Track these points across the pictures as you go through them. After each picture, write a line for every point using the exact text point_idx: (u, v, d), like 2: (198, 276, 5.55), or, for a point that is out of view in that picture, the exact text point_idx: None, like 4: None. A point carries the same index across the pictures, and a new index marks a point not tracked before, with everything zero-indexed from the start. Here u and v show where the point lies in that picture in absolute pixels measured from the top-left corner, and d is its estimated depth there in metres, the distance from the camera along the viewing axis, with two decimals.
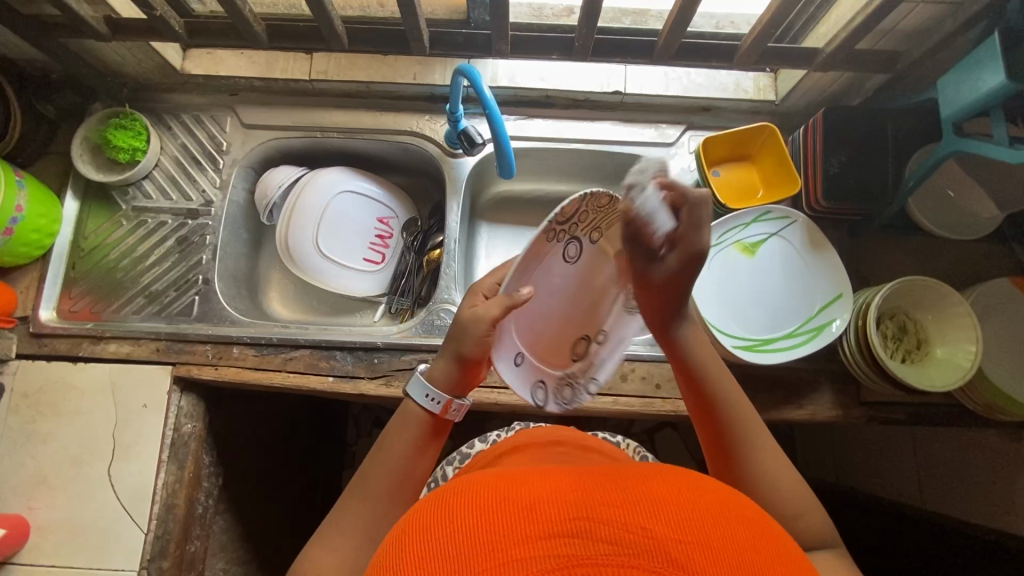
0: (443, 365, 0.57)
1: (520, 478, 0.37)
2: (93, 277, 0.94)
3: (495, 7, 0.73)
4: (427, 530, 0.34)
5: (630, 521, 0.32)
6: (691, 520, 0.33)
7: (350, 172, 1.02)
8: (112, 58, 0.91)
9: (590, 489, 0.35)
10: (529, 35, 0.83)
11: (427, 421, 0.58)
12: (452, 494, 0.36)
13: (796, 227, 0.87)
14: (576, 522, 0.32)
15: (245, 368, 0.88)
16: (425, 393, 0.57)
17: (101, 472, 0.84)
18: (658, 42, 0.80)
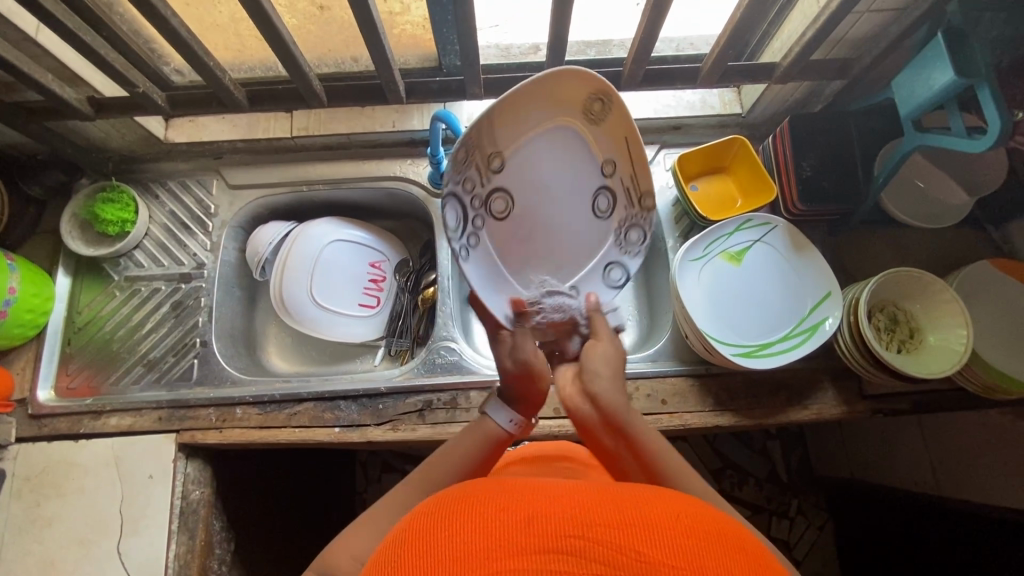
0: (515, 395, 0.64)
1: (523, 492, 0.38)
2: (90, 351, 0.94)
3: (467, 55, 0.77)
4: (430, 529, 0.36)
5: (624, 542, 0.33)
6: (686, 547, 0.33)
7: (339, 221, 1.03)
8: (96, 134, 0.93)
9: (590, 505, 0.36)
10: (500, 76, 0.86)
11: (499, 442, 0.62)
12: (460, 501, 0.38)
13: (778, 231, 0.89)
14: (570, 539, 0.33)
15: (250, 429, 0.88)
16: (509, 417, 0.62)
17: (110, 550, 0.82)
18: (623, 71, 0.84)
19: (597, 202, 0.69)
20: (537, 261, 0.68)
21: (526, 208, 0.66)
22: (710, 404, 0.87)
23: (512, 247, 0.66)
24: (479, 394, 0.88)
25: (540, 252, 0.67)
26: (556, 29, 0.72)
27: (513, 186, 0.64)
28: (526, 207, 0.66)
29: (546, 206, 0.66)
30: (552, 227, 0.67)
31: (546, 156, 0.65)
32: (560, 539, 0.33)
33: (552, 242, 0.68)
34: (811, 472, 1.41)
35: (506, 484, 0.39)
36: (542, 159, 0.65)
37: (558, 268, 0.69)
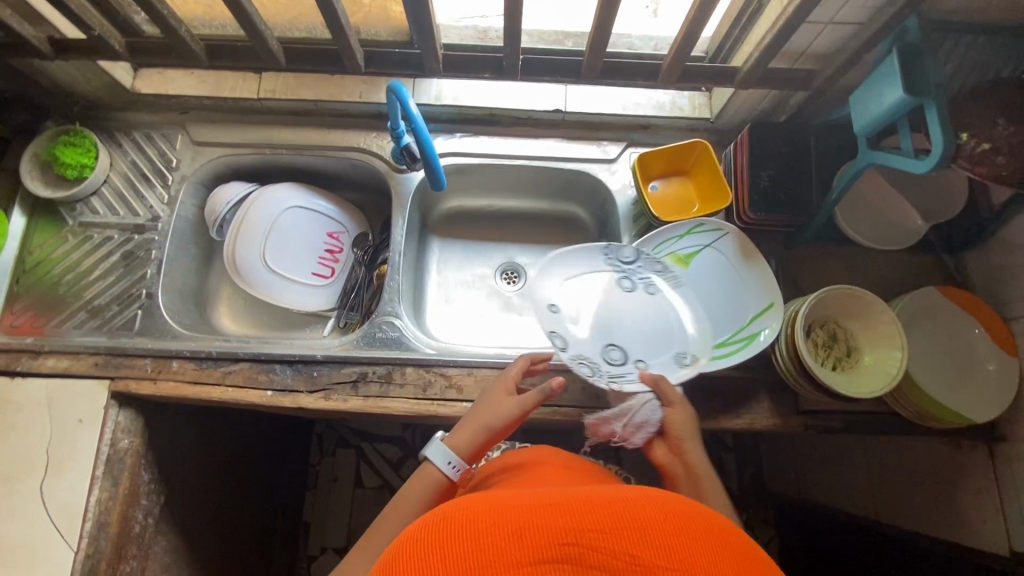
0: (465, 440, 0.73)
1: (508, 501, 0.41)
2: (35, 291, 0.94)
3: (423, 28, 0.75)
4: (424, 542, 0.38)
5: (618, 547, 0.37)
6: (668, 544, 0.37)
7: (302, 189, 1.04)
8: (61, 77, 0.93)
9: (580, 512, 0.39)
10: (461, 54, 0.84)
11: (444, 486, 0.72)
12: (447, 515, 0.40)
13: (728, 238, 0.88)
14: (567, 548, 0.37)
15: (184, 382, 0.88)
16: (448, 461, 0.72)
17: (32, 488, 0.84)
18: (583, 62, 0.83)
19: (609, 355, 0.77)
20: (621, 322, 0.79)
21: (625, 339, 0.78)
22: None
23: (628, 323, 0.79)
24: (414, 371, 0.89)
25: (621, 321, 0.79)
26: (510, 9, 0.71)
27: (626, 345, 0.78)
28: (626, 341, 0.78)
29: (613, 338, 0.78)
30: (617, 323, 0.78)
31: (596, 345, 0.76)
32: (556, 548, 0.37)
33: (613, 322, 0.78)
34: (761, 486, 1.42)
35: (490, 495, 0.42)
36: (499, 396, 0.77)
37: (623, 330, 0.78)
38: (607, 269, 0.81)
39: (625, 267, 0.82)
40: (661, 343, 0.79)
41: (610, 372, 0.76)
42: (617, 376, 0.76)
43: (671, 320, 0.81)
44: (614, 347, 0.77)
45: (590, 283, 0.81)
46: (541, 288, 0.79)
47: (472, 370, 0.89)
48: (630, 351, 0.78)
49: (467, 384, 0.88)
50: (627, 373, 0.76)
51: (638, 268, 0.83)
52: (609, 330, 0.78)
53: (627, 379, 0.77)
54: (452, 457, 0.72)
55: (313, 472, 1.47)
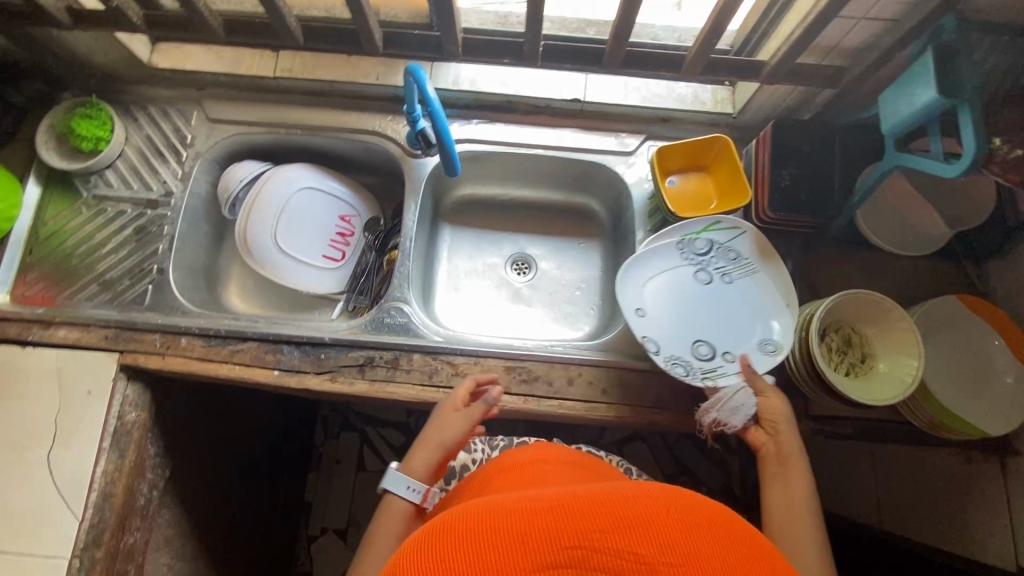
0: (419, 462, 0.78)
1: (505, 505, 0.41)
2: (48, 262, 0.95)
3: (444, 9, 0.74)
4: (425, 558, 0.38)
5: (621, 546, 0.37)
6: (670, 540, 0.37)
7: (315, 170, 1.04)
8: (79, 48, 0.93)
9: (580, 511, 0.39)
10: (481, 38, 0.83)
11: (412, 509, 0.76)
12: (444, 528, 0.40)
13: (745, 237, 0.87)
14: (571, 551, 0.36)
15: (192, 359, 0.88)
16: (408, 485, 0.75)
17: (41, 456, 0.85)
18: (606, 50, 0.81)
19: (699, 350, 0.84)
20: (699, 316, 0.86)
21: (707, 331, 0.85)
22: (651, 401, 0.86)
23: (708, 315, 0.86)
24: (421, 358, 0.88)
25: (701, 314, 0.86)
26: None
27: (710, 337, 0.85)
28: (709, 332, 0.85)
29: (697, 332, 0.85)
30: (697, 318, 0.86)
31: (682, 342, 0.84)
32: (559, 552, 0.36)
33: (693, 317, 0.86)
34: None
35: (487, 501, 0.42)
36: (453, 415, 0.80)
37: (704, 325, 0.86)
38: (682, 268, 0.88)
39: (700, 259, 0.88)
40: (741, 332, 0.85)
41: (701, 368, 0.83)
42: (709, 370, 0.82)
43: (748, 307, 0.86)
44: (701, 343, 0.84)
45: (670, 283, 0.88)
46: (629, 293, 0.85)
47: (479, 360, 0.88)
48: (717, 344, 0.84)
49: (473, 373, 0.88)
50: (718, 366, 0.83)
51: (711, 260, 0.88)
52: (692, 326, 0.86)
53: (718, 372, 0.82)
54: (410, 480, 0.76)
55: (317, 453, 1.48)
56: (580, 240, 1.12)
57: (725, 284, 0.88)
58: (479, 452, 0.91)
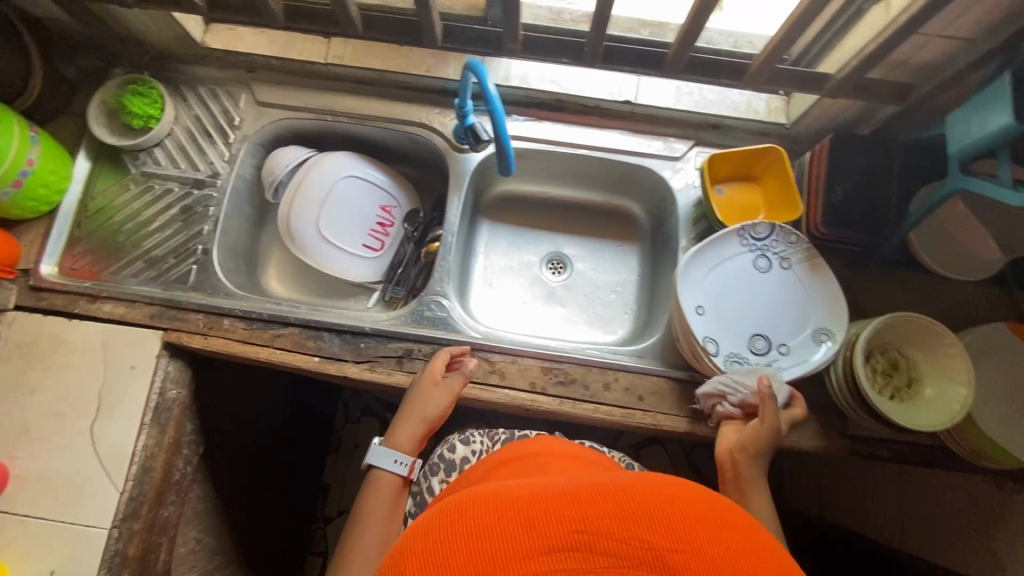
0: (403, 437, 0.81)
1: (512, 493, 0.41)
2: (96, 237, 0.96)
3: (509, 6, 0.73)
4: (430, 542, 0.38)
5: (627, 533, 0.36)
6: (677, 528, 0.37)
7: (358, 158, 1.04)
8: (135, 25, 0.93)
9: (586, 500, 0.39)
10: (542, 36, 0.82)
11: (396, 480, 0.80)
12: (450, 514, 0.40)
13: (796, 248, 0.85)
14: (575, 536, 0.36)
15: (233, 341, 0.89)
16: (393, 459, 0.79)
17: (84, 427, 0.86)
18: (668, 54, 0.80)
19: (755, 344, 0.83)
20: (754, 307, 0.85)
21: (761, 322, 0.84)
22: (687, 411, 0.86)
23: (762, 305, 0.85)
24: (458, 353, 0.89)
25: (756, 305, 0.85)
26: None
27: (765, 330, 0.84)
28: (762, 323, 0.84)
29: (751, 324, 0.84)
30: (751, 309, 0.85)
31: (735, 335, 0.84)
32: (563, 537, 0.36)
33: (746, 308, 0.85)
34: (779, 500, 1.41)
35: (495, 488, 0.42)
36: (432, 389, 0.83)
37: (757, 317, 0.85)
38: (742, 256, 0.85)
39: (758, 246, 0.85)
40: (798, 322, 0.84)
41: (758, 362, 0.82)
42: (765, 363, 0.82)
43: (806, 295, 0.84)
44: (758, 337, 0.84)
45: (725, 276, 0.85)
46: (688, 290, 0.83)
47: (516, 358, 0.88)
48: (774, 336, 0.84)
49: (510, 371, 0.88)
50: (774, 360, 0.82)
51: (772, 244, 0.85)
52: (746, 318, 0.85)
53: (774, 366, 0.81)
54: (396, 454, 0.80)
55: (336, 437, 1.50)
56: (617, 242, 1.12)
57: (783, 271, 0.85)
58: (478, 445, 0.88)
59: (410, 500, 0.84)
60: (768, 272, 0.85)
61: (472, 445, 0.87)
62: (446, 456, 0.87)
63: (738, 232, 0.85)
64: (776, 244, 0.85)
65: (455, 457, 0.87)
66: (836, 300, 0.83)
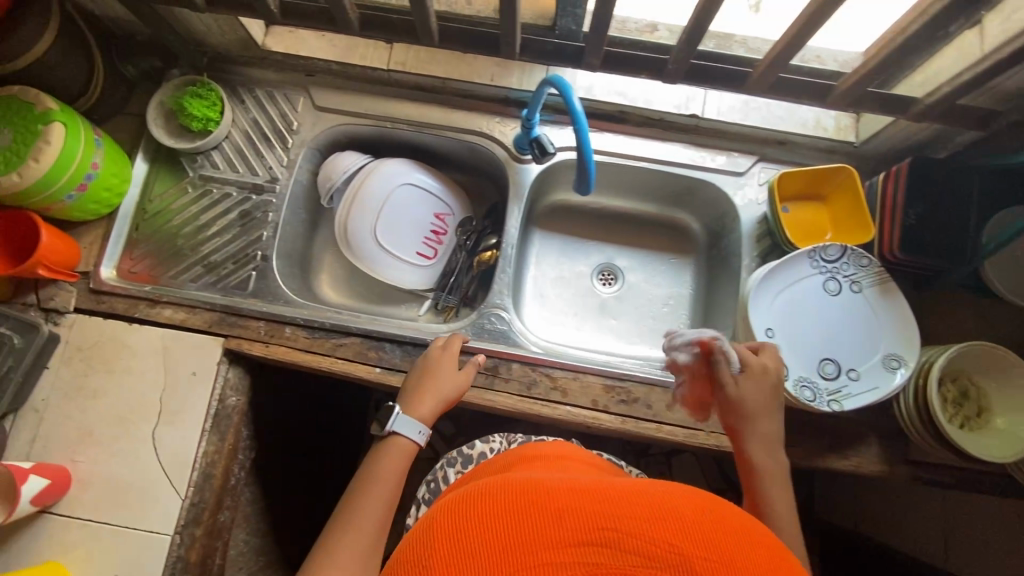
0: (426, 407, 0.75)
1: (547, 485, 0.41)
2: (154, 240, 0.96)
3: (599, 23, 0.71)
4: (459, 525, 0.39)
5: (655, 535, 0.36)
6: (706, 540, 0.37)
7: (415, 166, 1.03)
8: (197, 26, 0.92)
9: (616, 501, 0.39)
10: (623, 51, 0.79)
11: (412, 451, 0.72)
12: (481, 499, 0.41)
13: (868, 272, 0.84)
14: (605, 532, 0.36)
15: (295, 349, 0.89)
16: (417, 428, 0.72)
17: (145, 433, 0.86)
18: (753, 73, 0.77)
19: (824, 368, 0.82)
20: (822, 330, 0.84)
21: (829, 347, 0.83)
22: None
23: (830, 329, 0.84)
24: (520, 368, 0.88)
25: (823, 329, 0.84)
26: (702, 11, 0.66)
27: (834, 355, 0.83)
28: (830, 348, 0.83)
29: (819, 347, 0.83)
30: (818, 332, 0.84)
31: (804, 359, 0.83)
32: (592, 533, 0.36)
33: (814, 332, 0.84)
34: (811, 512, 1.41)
35: (528, 480, 0.43)
36: (448, 363, 0.80)
37: (825, 340, 0.84)
38: (812, 278, 0.84)
39: (828, 268, 0.84)
40: (868, 347, 0.83)
41: (827, 388, 0.81)
42: (834, 389, 0.81)
43: (874, 320, 0.83)
44: (827, 362, 0.83)
45: (793, 299, 0.84)
46: (756, 313, 0.83)
47: (577, 375, 0.88)
48: (843, 362, 0.83)
49: (571, 388, 0.87)
50: (843, 387, 0.81)
51: (842, 267, 0.84)
52: (814, 342, 0.84)
53: (843, 392, 0.81)
54: (421, 424, 0.73)
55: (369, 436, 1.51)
56: (669, 255, 1.11)
57: (852, 295, 0.84)
58: (497, 444, 0.88)
59: (423, 486, 0.84)
60: (838, 296, 0.84)
61: (492, 444, 0.87)
62: (464, 451, 0.87)
63: (808, 254, 0.83)
64: (847, 267, 0.83)
65: (473, 454, 0.87)
66: (906, 327, 0.82)
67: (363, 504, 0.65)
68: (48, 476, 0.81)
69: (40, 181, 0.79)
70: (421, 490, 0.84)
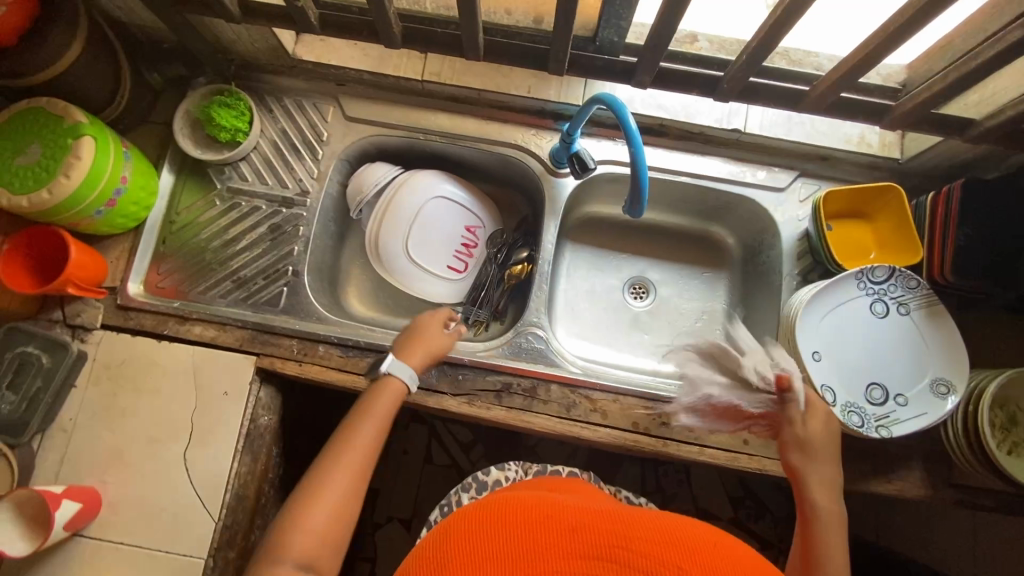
0: (417, 356, 0.81)
1: (562, 506, 0.50)
2: (181, 254, 0.93)
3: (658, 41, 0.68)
4: (484, 531, 0.47)
5: (656, 553, 0.44)
6: (699, 563, 0.44)
7: (446, 178, 1.01)
8: (227, 34, 0.89)
9: (621, 523, 0.47)
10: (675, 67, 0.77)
11: (404, 390, 0.78)
12: (502, 512, 0.49)
13: (917, 294, 0.82)
14: (612, 549, 0.45)
15: (329, 368, 0.87)
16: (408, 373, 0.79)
17: (177, 453, 0.84)
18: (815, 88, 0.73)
19: (871, 393, 0.81)
20: (869, 353, 0.83)
21: (877, 370, 0.82)
22: None
23: (876, 352, 0.83)
24: (559, 389, 0.87)
25: (870, 351, 0.83)
26: (774, 26, 0.64)
27: (881, 379, 0.82)
28: (878, 372, 0.82)
29: (866, 371, 0.82)
30: (865, 355, 0.83)
31: (850, 383, 0.82)
32: (600, 548, 0.45)
33: (860, 354, 0.83)
34: None
35: (546, 501, 0.51)
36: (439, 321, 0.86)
37: (872, 364, 0.82)
38: (859, 300, 0.83)
39: (875, 290, 0.83)
40: (915, 371, 0.81)
41: (874, 413, 0.80)
42: (882, 415, 0.80)
43: (922, 343, 0.82)
44: (875, 386, 0.82)
45: (840, 322, 0.83)
46: (804, 335, 0.81)
47: (618, 396, 0.86)
48: (890, 387, 0.81)
49: (612, 410, 0.86)
50: (891, 412, 0.80)
51: (890, 289, 0.83)
52: (861, 365, 0.82)
53: (891, 418, 0.80)
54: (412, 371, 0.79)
55: None
56: (701, 269, 1.09)
57: (899, 318, 0.83)
58: (512, 472, 0.83)
59: (435, 510, 0.79)
60: (885, 318, 0.83)
61: (507, 471, 0.83)
62: (479, 476, 0.82)
63: (857, 275, 0.82)
64: (895, 289, 0.82)
65: (488, 480, 0.82)
66: (955, 352, 0.81)
67: (353, 438, 0.69)
68: (79, 499, 0.79)
69: (70, 196, 0.76)
70: (433, 514, 0.80)
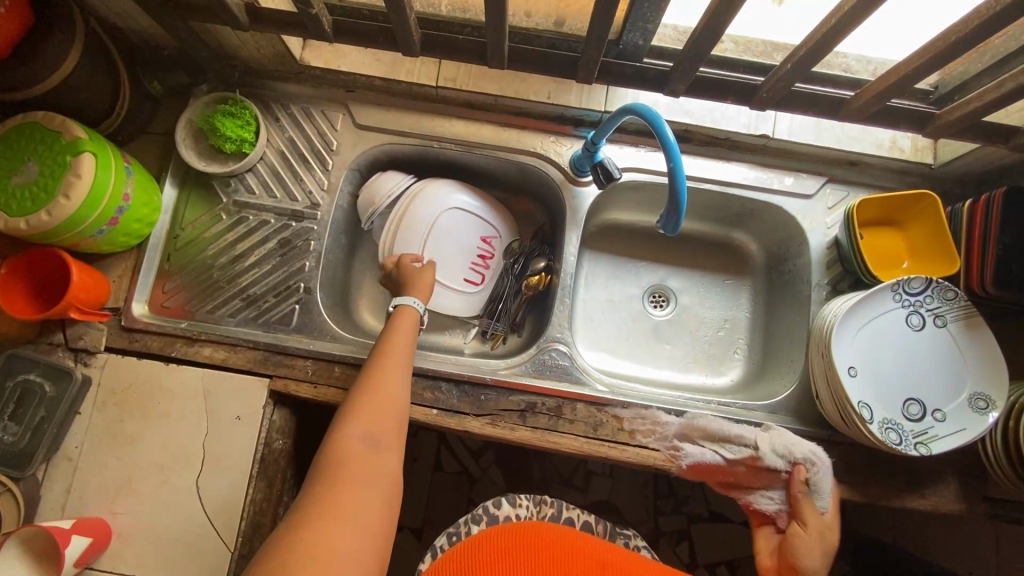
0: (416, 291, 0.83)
1: (589, 546, 0.64)
2: (187, 271, 0.89)
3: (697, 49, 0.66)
4: (515, 547, 0.63)
5: None
6: None
7: (462, 187, 0.97)
8: (231, 41, 0.84)
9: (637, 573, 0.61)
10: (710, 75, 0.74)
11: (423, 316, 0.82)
12: (532, 535, 0.65)
13: (955, 306, 0.80)
14: None
15: (345, 390, 0.84)
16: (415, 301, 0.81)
17: (189, 481, 0.81)
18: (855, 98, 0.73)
19: (908, 408, 0.79)
20: (904, 367, 0.80)
21: (914, 385, 0.80)
22: None
23: (912, 366, 0.80)
24: (585, 408, 0.84)
25: (905, 365, 0.80)
26: (831, 29, 0.61)
27: (918, 393, 0.79)
28: (914, 387, 0.80)
29: (902, 386, 0.80)
30: (901, 369, 0.80)
31: (886, 398, 0.79)
32: None
33: (896, 368, 0.80)
34: None
35: (577, 539, 0.66)
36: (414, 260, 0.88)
37: (908, 378, 0.80)
38: (894, 313, 0.80)
39: (911, 302, 0.80)
40: (952, 385, 0.79)
41: (912, 429, 0.78)
42: (920, 431, 0.77)
43: (960, 356, 0.80)
44: (912, 401, 0.79)
45: (874, 335, 0.80)
46: (840, 350, 0.79)
47: (645, 414, 0.84)
48: (928, 402, 0.79)
49: (640, 428, 0.83)
50: (930, 428, 0.78)
51: (926, 301, 0.80)
52: (896, 379, 0.80)
53: (929, 435, 0.77)
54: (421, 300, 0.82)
55: None
56: (723, 276, 1.06)
57: (936, 330, 0.80)
58: (524, 508, 0.80)
59: (442, 535, 0.76)
60: (921, 330, 0.81)
61: (520, 508, 0.79)
62: (491, 509, 0.79)
63: (894, 288, 0.79)
64: (931, 301, 0.79)
65: (499, 514, 0.78)
66: (995, 366, 0.78)
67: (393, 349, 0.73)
68: (89, 533, 0.76)
69: (71, 218, 0.72)
70: (439, 540, 0.76)
